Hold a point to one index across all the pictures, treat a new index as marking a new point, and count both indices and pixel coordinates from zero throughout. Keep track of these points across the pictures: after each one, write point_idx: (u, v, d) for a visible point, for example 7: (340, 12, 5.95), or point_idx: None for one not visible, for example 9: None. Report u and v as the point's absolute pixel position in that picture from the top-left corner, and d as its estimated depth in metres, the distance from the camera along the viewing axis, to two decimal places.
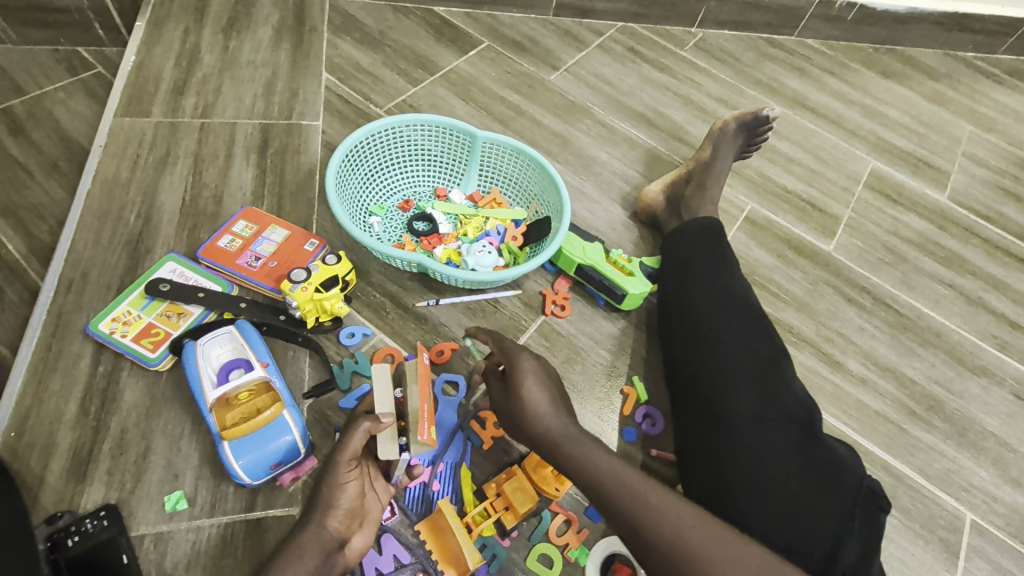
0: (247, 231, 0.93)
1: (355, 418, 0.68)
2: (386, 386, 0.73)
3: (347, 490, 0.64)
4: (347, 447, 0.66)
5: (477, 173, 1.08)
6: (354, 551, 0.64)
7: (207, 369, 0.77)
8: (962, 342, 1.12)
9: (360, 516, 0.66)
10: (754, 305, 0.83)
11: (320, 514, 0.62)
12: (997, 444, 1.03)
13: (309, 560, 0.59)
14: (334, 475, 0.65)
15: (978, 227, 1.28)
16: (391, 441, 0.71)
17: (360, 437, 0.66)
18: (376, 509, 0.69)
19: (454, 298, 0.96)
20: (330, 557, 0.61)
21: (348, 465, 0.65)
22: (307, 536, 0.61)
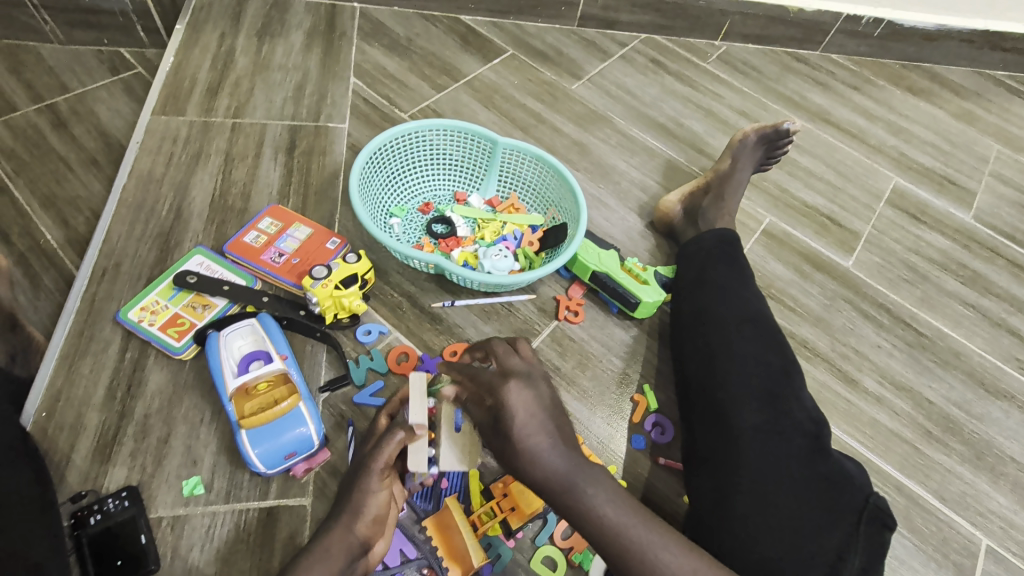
0: (273, 228, 0.96)
1: (390, 427, 0.69)
2: (421, 395, 0.70)
3: (375, 499, 0.65)
4: (380, 456, 0.67)
5: (497, 178, 1.10)
6: (373, 557, 0.65)
7: (230, 360, 0.79)
8: (983, 364, 1.10)
9: (383, 524, 0.66)
10: (766, 318, 0.83)
11: (347, 518, 0.64)
12: (1017, 470, 1.00)
13: (334, 562, 0.60)
14: (364, 482, 0.66)
15: (1002, 248, 1.26)
16: (424, 452, 0.69)
17: (393, 446, 0.67)
18: (393, 514, 0.70)
19: (469, 299, 0.97)
20: (354, 561, 0.62)
21: (380, 473, 0.67)
22: (335, 539, 0.61)
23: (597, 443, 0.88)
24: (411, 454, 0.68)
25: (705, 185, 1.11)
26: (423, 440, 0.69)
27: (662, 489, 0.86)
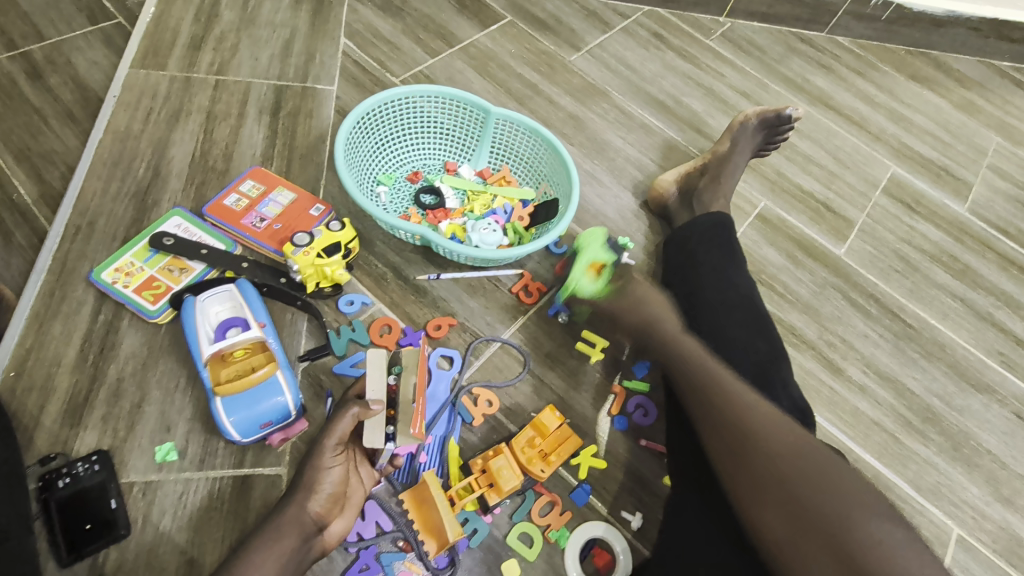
0: (255, 192, 0.93)
1: (345, 402, 0.69)
2: (380, 370, 0.72)
3: (329, 476, 0.68)
4: (333, 433, 0.68)
5: (489, 149, 1.07)
6: (332, 536, 0.68)
7: (206, 326, 0.77)
8: (966, 357, 1.11)
9: (341, 501, 0.69)
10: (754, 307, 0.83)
11: (301, 497, 0.66)
12: (992, 462, 1.01)
13: (286, 541, 0.62)
14: (319, 460, 0.68)
15: (995, 242, 1.25)
16: (379, 429, 0.69)
17: (347, 422, 0.68)
18: (358, 494, 0.72)
19: (456, 274, 0.96)
20: (308, 539, 0.64)
21: (333, 450, 0.68)
22: (288, 516, 0.64)
23: (578, 422, 0.88)
24: (367, 430, 0.69)
25: (703, 166, 1.08)
26: (380, 416, 0.70)
27: (642, 470, 0.86)
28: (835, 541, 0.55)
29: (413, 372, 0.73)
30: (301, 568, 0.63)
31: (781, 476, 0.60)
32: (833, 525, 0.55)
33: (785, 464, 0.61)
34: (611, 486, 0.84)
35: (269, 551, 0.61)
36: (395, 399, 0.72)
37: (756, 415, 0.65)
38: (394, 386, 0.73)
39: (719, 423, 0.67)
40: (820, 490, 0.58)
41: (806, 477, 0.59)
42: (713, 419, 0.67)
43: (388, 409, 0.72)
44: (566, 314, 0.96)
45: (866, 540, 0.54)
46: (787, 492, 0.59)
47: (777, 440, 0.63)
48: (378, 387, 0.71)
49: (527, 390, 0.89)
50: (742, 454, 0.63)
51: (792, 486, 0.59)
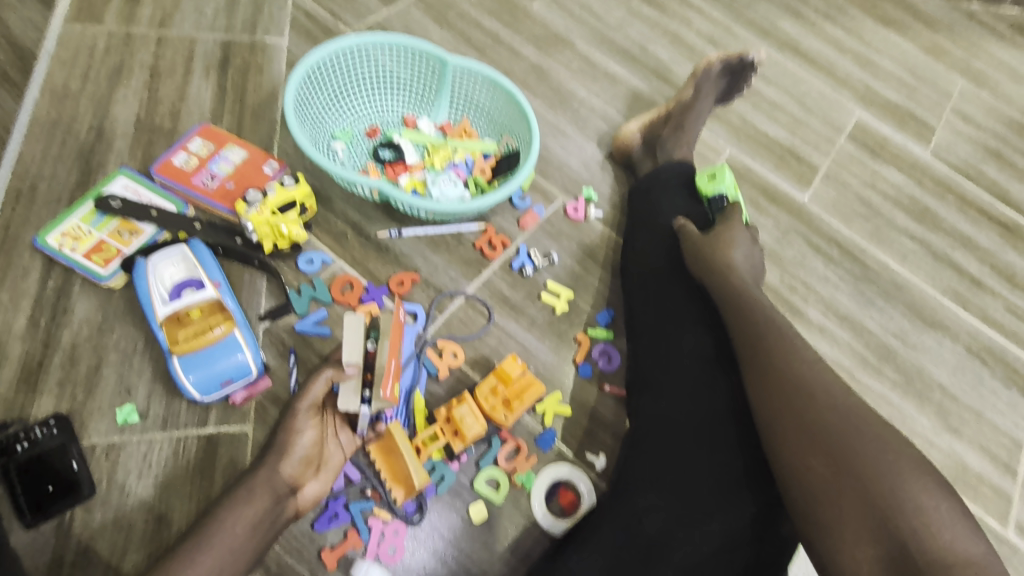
0: (204, 150, 0.90)
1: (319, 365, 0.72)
2: (357, 334, 0.70)
3: (303, 438, 0.69)
4: (307, 395, 0.70)
5: (448, 101, 1.05)
6: (305, 498, 0.69)
7: (159, 288, 0.76)
8: (923, 297, 1.14)
9: (315, 463, 0.70)
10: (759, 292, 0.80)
11: (273, 459, 0.67)
12: (943, 395, 1.06)
13: (258, 502, 0.63)
14: (292, 422, 0.70)
15: (956, 184, 1.27)
16: (352, 392, 0.70)
17: (320, 384, 0.71)
18: (337, 458, 0.73)
19: (417, 229, 0.94)
20: (280, 501, 0.65)
21: (306, 412, 0.70)
22: (261, 477, 0.65)
23: (543, 371, 0.90)
24: (341, 393, 0.70)
25: (666, 114, 1.07)
26: (354, 380, 0.70)
27: (605, 414, 0.88)
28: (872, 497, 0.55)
29: (387, 335, 0.71)
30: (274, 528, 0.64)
31: (833, 437, 0.58)
32: (886, 501, 0.54)
33: (834, 424, 0.59)
34: (576, 430, 0.87)
35: (242, 511, 0.62)
36: (375, 365, 0.69)
37: (817, 377, 0.63)
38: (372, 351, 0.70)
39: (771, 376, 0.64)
40: (874, 459, 0.56)
41: (863, 448, 0.57)
42: (765, 369, 0.65)
43: (365, 373, 0.70)
44: (532, 267, 0.96)
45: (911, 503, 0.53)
46: (839, 454, 0.58)
47: (832, 401, 0.60)
48: (354, 350, 0.69)
49: (493, 343, 0.90)
50: (794, 408, 0.62)
51: (845, 448, 0.57)
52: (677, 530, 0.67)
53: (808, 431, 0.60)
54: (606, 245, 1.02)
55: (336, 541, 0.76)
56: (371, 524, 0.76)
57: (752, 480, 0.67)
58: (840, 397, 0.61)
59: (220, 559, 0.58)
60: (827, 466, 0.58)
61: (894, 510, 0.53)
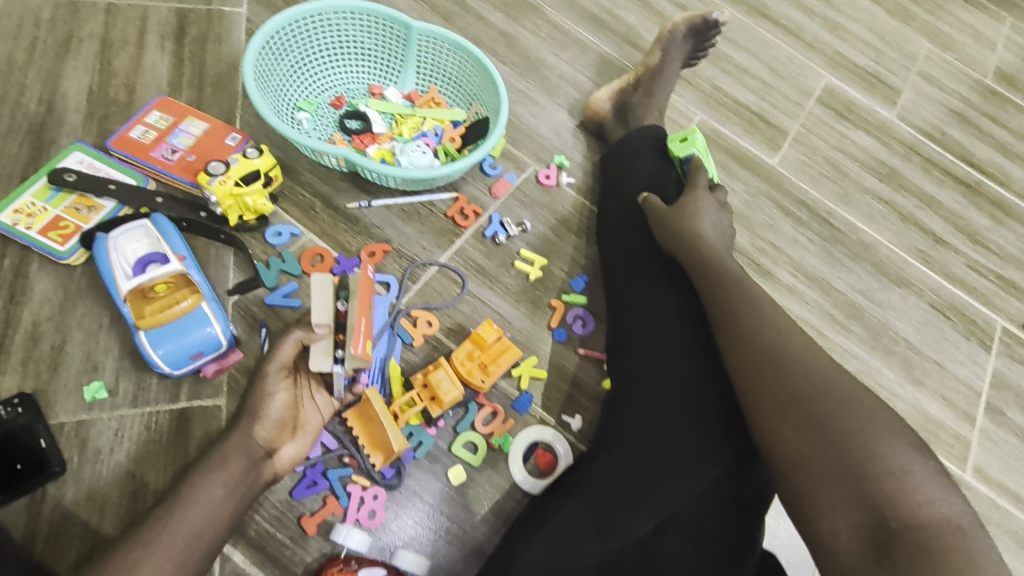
0: (163, 123, 0.87)
1: (287, 328, 0.69)
2: (325, 294, 0.69)
3: (275, 402, 0.67)
4: (276, 357, 0.68)
5: (415, 70, 1.03)
6: (282, 461, 0.68)
7: (121, 262, 0.75)
8: (888, 256, 1.17)
9: (290, 426, 0.69)
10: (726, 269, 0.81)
11: (246, 423, 0.65)
12: (908, 349, 1.10)
13: (232, 467, 0.63)
14: (262, 386, 0.67)
15: (921, 146, 1.29)
16: (325, 352, 0.68)
17: (290, 346, 0.68)
18: (313, 421, 0.73)
19: (387, 199, 0.93)
20: (256, 465, 0.65)
21: (276, 375, 0.68)
22: (233, 443, 0.64)
23: (518, 337, 0.91)
24: (312, 354, 0.68)
25: (635, 80, 1.06)
26: (325, 340, 0.68)
27: (580, 376, 0.89)
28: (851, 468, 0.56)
29: (355, 293, 0.70)
30: (250, 491, 0.64)
31: (810, 405, 0.59)
32: (863, 471, 0.55)
33: (810, 391, 0.60)
34: (552, 393, 0.88)
35: (215, 478, 0.61)
36: (345, 324, 0.69)
37: (793, 348, 0.64)
38: (343, 311, 0.69)
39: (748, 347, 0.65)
40: (850, 427, 0.57)
41: (839, 416, 0.58)
42: (740, 340, 0.66)
43: (337, 334, 0.69)
44: (504, 235, 0.96)
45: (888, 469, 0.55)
46: (815, 421, 0.59)
47: (807, 369, 0.61)
48: (323, 310, 0.69)
49: (467, 311, 0.91)
50: (769, 376, 0.62)
51: (823, 417, 0.59)
52: (654, 489, 0.67)
53: (784, 399, 0.61)
54: (579, 211, 1.01)
55: (315, 508, 0.76)
56: (350, 490, 0.77)
57: (727, 436, 0.68)
58: (814, 365, 0.62)
59: (196, 526, 0.58)
60: (802, 434, 0.59)
61: (871, 480, 0.55)
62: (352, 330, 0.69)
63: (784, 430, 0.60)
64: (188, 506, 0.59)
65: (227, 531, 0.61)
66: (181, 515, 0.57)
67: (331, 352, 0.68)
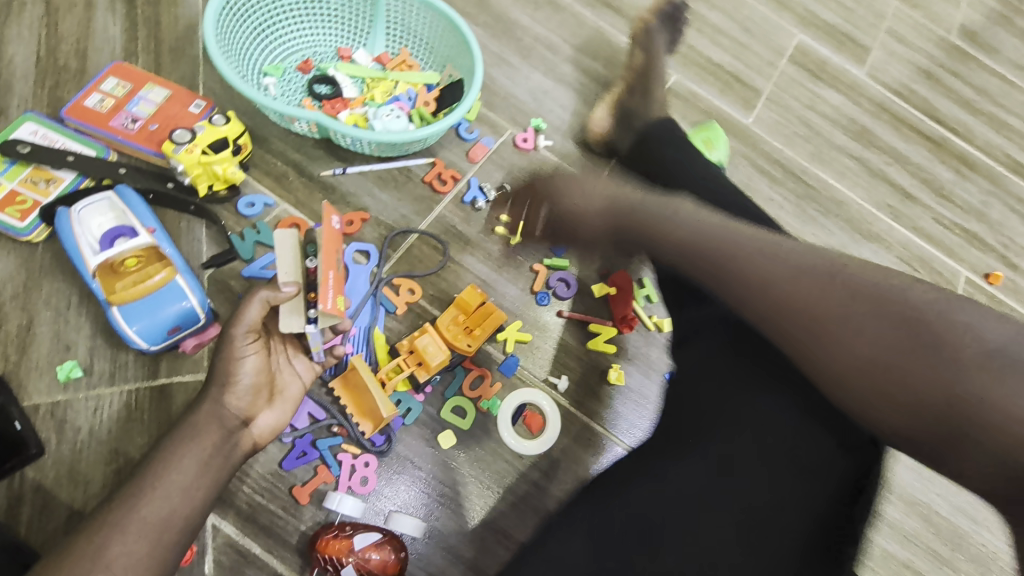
0: (120, 90, 0.83)
1: (251, 287, 0.62)
2: (290, 253, 0.68)
3: (248, 367, 0.61)
4: (242, 319, 0.61)
5: (385, 31, 0.99)
6: (261, 429, 0.63)
7: (88, 237, 0.72)
8: (860, 212, 1.20)
9: (266, 392, 0.63)
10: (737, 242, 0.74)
11: (218, 391, 0.59)
12: None
13: (206, 440, 0.57)
14: (232, 351, 0.60)
15: (890, 103, 1.31)
16: (296, 312, 0.65)
17: (257, 307, 0.61)
18: (293, 387, 0.67)
19: (363, 166, 0.91)
20: (232, 435, 0.59)
21: (246, 338, 0.61)
22: (203, 413, 0.58)
23: (502, 302, 0.90)
24: (284, 314, 0.64)
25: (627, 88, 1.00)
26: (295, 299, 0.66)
27: (567, 338, 0.90)
28: (944, 408, 0.42)
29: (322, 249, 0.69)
30: (229, 464, 0.59)
31: (863, 352, 0.46)
32: (953, 399, 0.41)
33: (849, 323, 0.47)
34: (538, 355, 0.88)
35: (186, 454, 0.55)
36: (315, 281, 0.67)
37: (799, 276, 0.51)
38: (314, 269, 0.68)
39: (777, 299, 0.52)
40: (911, 345, 0.44)
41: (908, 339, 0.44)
42: (770, 294, 0.52)
43: (308, 293, 0.67)
44: (484, 200, 0.94)
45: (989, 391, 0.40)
46: (883, 361, 0.44)
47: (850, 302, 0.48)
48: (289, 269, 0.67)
49: (450, 278, 0.90)
50: (819, 325, 0.49)
51: (871, 350, 0.46)
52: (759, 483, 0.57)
53: (825, 339, 0.48)
54: (559, 174, 1.00)
55: (307, 478, 0.76)
56: (341, 458, 0.77)
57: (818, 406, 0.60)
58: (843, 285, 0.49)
59: (170, 508, 0.53)
60: (875, 373, 0.45)
61: (966, 402, 0.41)
62: (322, 286, 0.67)
63: (840, 386, 0.47)
64: (157, 486, 0.53)
65: (206, 507, 0.56)
66: (149, 497, 0.52)
67: (304, 310, 0.66)
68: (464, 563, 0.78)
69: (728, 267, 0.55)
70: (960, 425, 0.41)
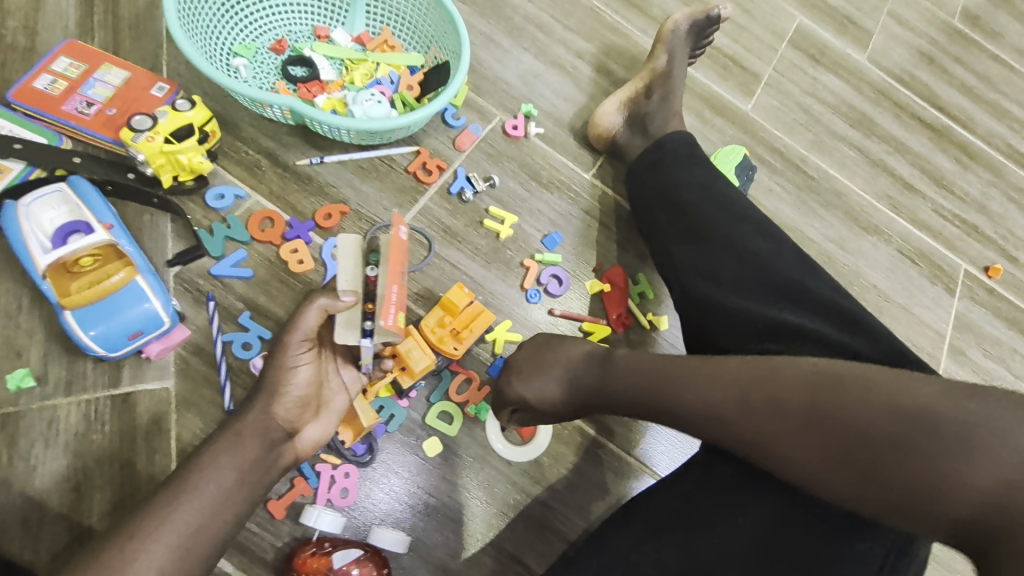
0: (73, 71, 0.76)
1: (309, 292, 0.60)
2: (351, 260, 0.61)
3: (298, 375, 0.60)
4: (299, 326, 0.59)
5: (365, 9, 0.93)
6: (304, 441, 0.61)
7: (38, 234, 0.66)
8: (859, 203, 1.16)
9: (313, 404, 0.62)
10: (724, 302, 0.68)
11: (266, 398, 0.58)
12: (877, 296, 1.11)
13: (250, 448, 0.55)
14: (284, 358, 0.60)
15: (892, 90, 1.26)
16: (354, 325, 0.61)
17: (314, 316, 0.60)
18: (338, 399, 0.66)
19: (342, 154, 0.85)
20: (275, 447, 0.57)
21: (300, 345, 0.60)
22: (249, 421, 0.56)
23: (491, 300, 0.86)
24: (340, 325, 0.61)
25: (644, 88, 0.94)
26: (354, 311, 0.61)
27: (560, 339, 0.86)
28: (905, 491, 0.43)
29: (388, 259, 0.61)
30: (268, 477, 0.56)
31: (826, 427, 0.46)
32: (912, 477, 0.42)
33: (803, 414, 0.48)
34: None
35: (224, 462, 0.53)
36: (374, 292, 0.60)
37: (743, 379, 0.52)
38: (372, 279, 0.61)
39: (729, 384, 0.52)
40: (865, 424, 0.45)
41: (884, 410, 0.44)
42: (725, 398, 0.52)
43: (366, 303, 0.61)
44: (472, 191, 0.89)
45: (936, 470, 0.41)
46: (851, 440, 0.45)
47: (807, 379, 0.49)
48: (348, 275, 0.61)
49: (436, 275, 0.85)
50: (780, 416, 0.48)
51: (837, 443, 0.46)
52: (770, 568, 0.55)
53: (788, 435, 0.48)
54: (552, 164, 0.94)
55: (283, 491, 0.72)
56: (320, 470, 0.72)
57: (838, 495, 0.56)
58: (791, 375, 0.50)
59: (199, 519, 0.50)
60: (841, 456, 0.45)
61: (925, 479, 0.42)
62: (383, 301, 0.60)
63: (817, 465, 0.47)
64: (192, 493, 0.51)
65: (237, 523, 0.53)
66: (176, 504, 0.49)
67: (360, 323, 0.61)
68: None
69: (676, 387, 0.56)
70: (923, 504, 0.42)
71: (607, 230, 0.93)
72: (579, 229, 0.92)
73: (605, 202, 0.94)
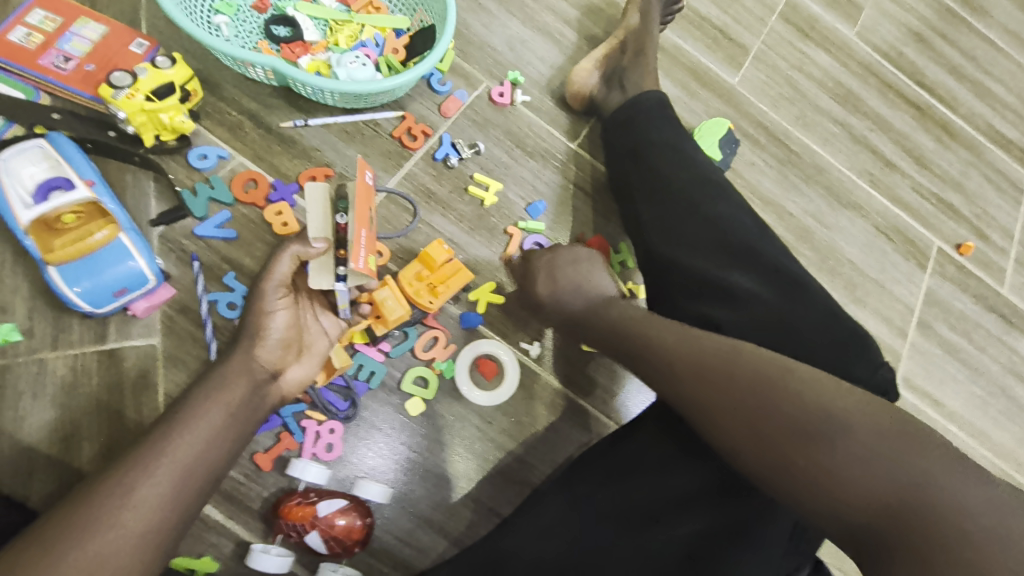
0: (50, 25, 0.75)
1: (283, 241, 0.64)
2: (319, 205, 0.64)
3: (278, 319, 0.63)
4: (273, 272, 0.63)
5: None
6: (290, 382, 0.64)
7: (18, 189, 0.66)
8: (839, 179, 1.18)
9: (295, 348, 0.65)
10: (684, 261, 0.71)
11: (248, 343, 0.60)
12: (851, 270, 1.14)
13: (236, 389, 0.57)
14: (264, 303, 0.63)
15: (877, 66, 1.27)
16: (327, 271, 0.64)
17: (286, 262, 0.63)
18: (320, 343, 0.68)
19: (327, 118, 0.85)
20: (261, 387, 0.60)
21: (276, 291, 0.63)
22: (234, 365, 0.58)
23: (473, 265, 0.87)
24: (313, 270, 0.64)
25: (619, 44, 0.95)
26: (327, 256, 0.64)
27: None
28: (820, 476, 0.45)
29: (354, 205, 0.64)
30: (255, 415, 0.58)
31: (768, 417, 0.49)
32: (831, 464, 0.45)
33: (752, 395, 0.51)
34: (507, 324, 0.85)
35: (214, 400, 0.55)
36: (345, 238, 0.63)
37: (710, 348, 0.56)
38: (343, 225, 0.63)
39: (694, 365, 0.56)
40: (800, 413, 0.48)
41: (816, 411, 0.48)
42: (687, 366, 0.56)
43: (337, 249, 0.64)
44: (456, 157, 0.89)
45: (850, 462, 0.44)
46: (787, 431, 0.48)
47: (763, 374, 0.52)
48: (318, 221, 0.64)
49: (419, 239, 0.86)
50: (730, 394, 0.52)
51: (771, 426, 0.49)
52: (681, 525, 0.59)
53: (733, 408, 0.51)
54: (536, 132, 0.95)
55: (269, 445, 0.74)
56: (305, 425, 0.75)
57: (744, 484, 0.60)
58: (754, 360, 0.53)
59: (196, 452, 0.52)
60: (774, 437, 0.48)
61: (839, 469, 0.45)
62: (353, 245, 0.63)
63: (751, 447, 0.50)
64: (186, 429, 0.52)
65: (230, 460, 0.55)
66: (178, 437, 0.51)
67: (332, 268, 0.64)
68: (432, 526, 0.78)
69: (652, 341, 0.61)
70: (829, 493, 0.45)
71: (590, 199, 0.94)
72: (561, 197, 0.93)
73: (588, 172, 0.95)
